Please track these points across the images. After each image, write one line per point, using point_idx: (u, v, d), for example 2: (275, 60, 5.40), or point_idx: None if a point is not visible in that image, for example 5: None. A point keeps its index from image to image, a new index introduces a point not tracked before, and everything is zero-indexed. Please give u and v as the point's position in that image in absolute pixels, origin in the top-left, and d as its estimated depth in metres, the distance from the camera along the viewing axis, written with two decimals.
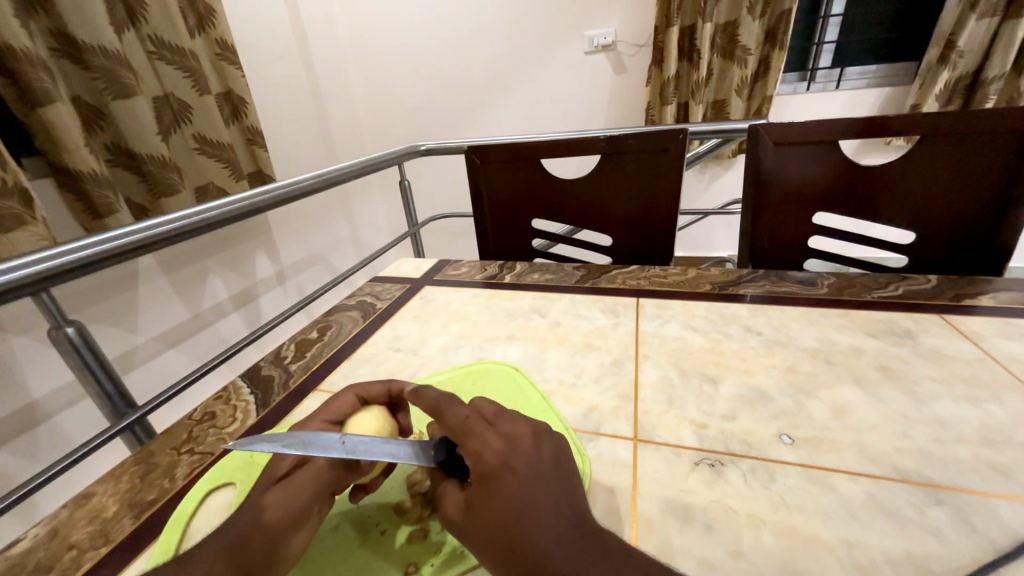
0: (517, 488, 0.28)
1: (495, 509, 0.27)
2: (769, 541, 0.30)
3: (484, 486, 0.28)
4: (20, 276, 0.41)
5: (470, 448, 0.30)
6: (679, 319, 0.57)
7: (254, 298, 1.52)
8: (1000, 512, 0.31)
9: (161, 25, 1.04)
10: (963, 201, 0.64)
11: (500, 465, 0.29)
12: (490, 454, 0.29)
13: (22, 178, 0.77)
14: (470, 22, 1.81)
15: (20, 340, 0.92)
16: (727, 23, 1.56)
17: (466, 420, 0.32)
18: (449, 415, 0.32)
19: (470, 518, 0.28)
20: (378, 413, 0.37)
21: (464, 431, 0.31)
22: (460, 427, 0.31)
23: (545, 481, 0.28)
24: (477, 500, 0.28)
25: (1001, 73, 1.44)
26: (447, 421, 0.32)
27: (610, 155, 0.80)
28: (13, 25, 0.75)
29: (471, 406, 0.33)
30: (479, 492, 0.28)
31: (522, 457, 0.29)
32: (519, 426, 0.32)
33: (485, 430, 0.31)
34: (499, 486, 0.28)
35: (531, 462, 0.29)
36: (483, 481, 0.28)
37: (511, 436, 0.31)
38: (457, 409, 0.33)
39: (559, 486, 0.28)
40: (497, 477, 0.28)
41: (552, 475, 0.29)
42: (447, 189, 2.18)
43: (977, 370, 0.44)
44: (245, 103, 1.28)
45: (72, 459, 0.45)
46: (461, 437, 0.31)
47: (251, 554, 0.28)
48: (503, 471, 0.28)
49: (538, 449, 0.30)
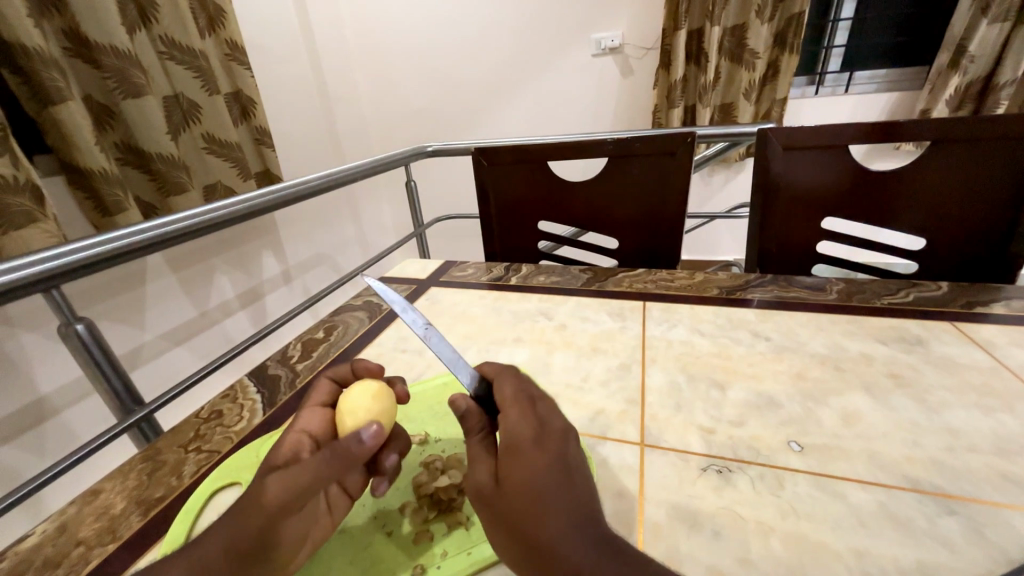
0: (541, 465, 0.28)
1: (516, 481, 0.27)
2: (779, 550, 0.30)
3: (510, 457, 0.28)
4: (27, 274, 0.41)
5: (508, 420, 0.30)
6: (687, 323, 0.57)
7: (260, 297, 1.52)
8: (1012, 522, 0.30)
9: (171, 25, 1.05)
10: (975, 207, 0.63)
11: (532, 443, 0.29)
12: (524, 429, 0.30)
13: (34, 176, 0.77)
14: (477, 24, 1.82)
15: (29, 336, 0.93)
16: (736, 26, 1.55)
17: (517, 394, 0.33)
18: (502, 387, 0.34)
19: (494, 486, 0.28)
20: (365, 384, 0.38)
21: (510, 404, 0.32)
22: (511, 396, 0.33)
23: (567, 470, 0.28)
24: (503, 471, 0.28)
25: (1012, 78, 1.43)
26: (501, 390, 0.33)
27: (617, 158, 0.80)
28: (27, 25, 0.76)
29: (523, 385, 0.34)
30: (504, 464, 0.28)
31: (550, 441, 0.29)
32: (555, 416, 0.32)
33: (526, 409, 0.32)
34: (525, 460, 0.28)
35: (557, 448, 0.29)
36: (510, 452, 0.28)
37: (545, 421, 0.31)
38: (512, 384, 0.34)
39: (578, 479, 0.28)
40: (523, 452, 0.28)
41: (575, 472, 0.29)
42: (453, 190, 2.19)
43: (988, 378, 0.43)
44: (254, 103, 1.29)
45: (79, 456, 0.45)
46: (503, 408, 0.32)
47: (249, 544, 0.28)
48: (530, 447, 0.29)
49: (566, 441, 0.30)
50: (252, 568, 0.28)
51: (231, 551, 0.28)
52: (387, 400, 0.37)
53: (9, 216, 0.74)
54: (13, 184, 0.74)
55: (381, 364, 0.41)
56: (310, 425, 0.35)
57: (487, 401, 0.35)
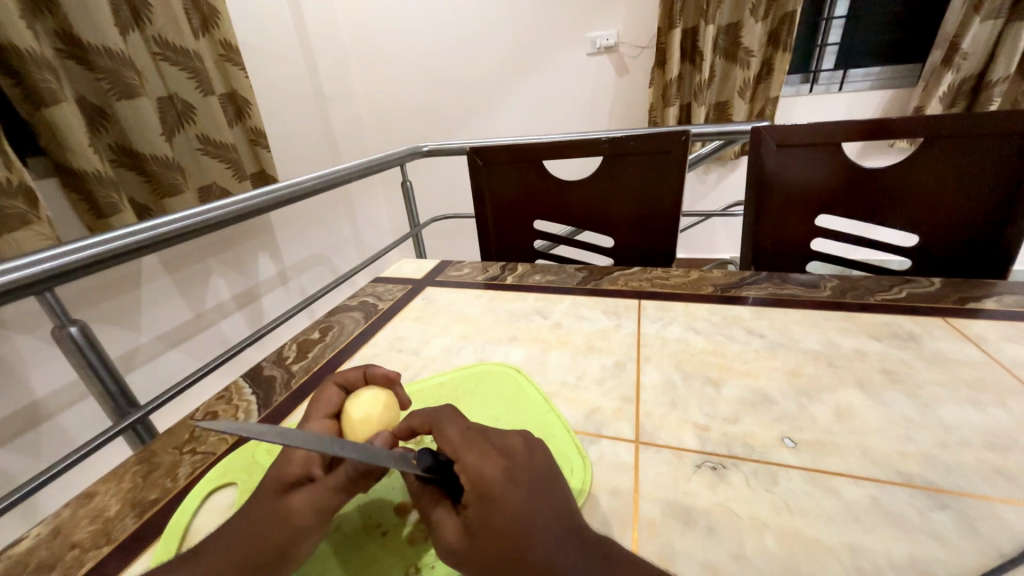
0: (519, 503, 0.27)
1: (494, 529, 0.26)
2: (772, 545, 0.30)
3: (483, 504, 0.27)
4: (18, 276, 0.41)
5: (469, 465, 0.29)
6: (682, 321, 0.57)
7: (256, 298, 1.52)
8: (1003, 516, 0.31)
9: (165, 25, 1.04)
10: (965, 204, 0.64)
11: (502, 481, 0.28)
12: (489, 469, 0.29)
13: (27, 178, 0.77)
14: (472, 24, 1.81)
15: (22, 339, 0.92)
16: (730, 24, 1.55)
17: (464, 434, 0.32)
18: (447, 436, 0.32)
19: (469, 540, 0.27)
20: (378, 395, 0.39)
21: (463, 446, 0.31)
22: (460, 441, 0.31)
23: (544, 494, 0.29)
24: (478, 520, 0.27)
25: (1005, 75, 1.44)
26: (444, 437, 0.32)
27: (612, 157, 0.80)
28: (18, 25, 0.75)
29: (465, 422, 0.33)
30: (476, 514, 0.27)
31: (521, 473, 0.29)
32: (512, 438, 0.32)
33: (483, 445, 0.31)
34: (500, 502, 0.27)
35: (529, 473, 0.29)
36: (481, 498, 0.28)
37: (507, 451, 0.31)
38: (456, 425, 0.32)
39: (555, 494, 0.29)
40: (497, 492, 0.28)
41: (553, 486, 0.30)
42: (449, 190, 2.19)
43: (979, 373, 0.44)
44: (249, 103, 1.29)
45: (74, 458, 0.45)
46: (458, 455, 0.30)
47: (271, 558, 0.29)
48: (502, 486, 0.28)
49: (532, 458, 0.31)
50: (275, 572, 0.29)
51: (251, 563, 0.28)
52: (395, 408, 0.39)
53: (2, 219, 0.74)
54: (5, 186, 0.74)
55: (399, 372, 0.41)
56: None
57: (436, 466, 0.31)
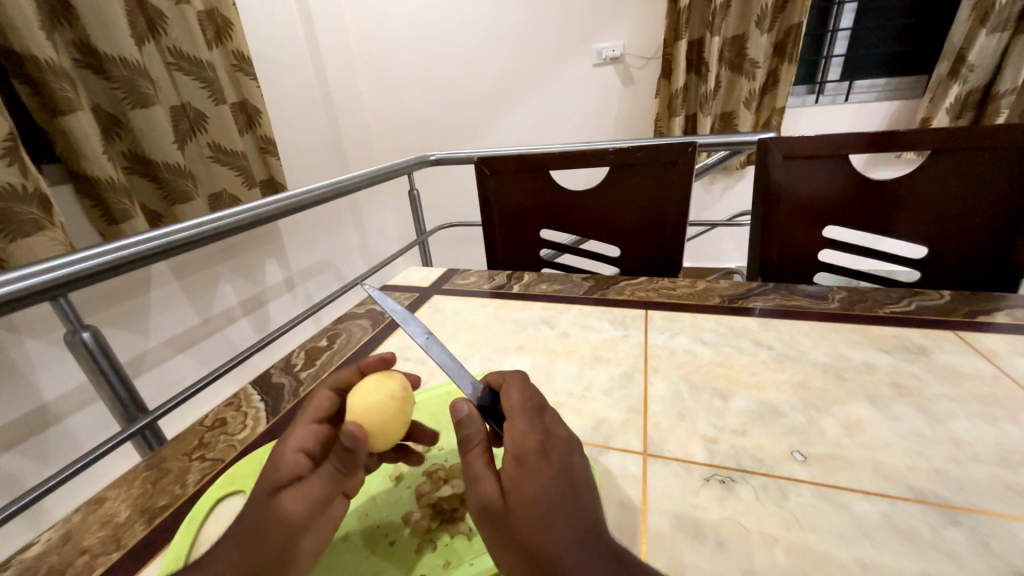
0: (549, 479, 0.27)
1: (523, 498, 0.27)
2: (782, 560, 0.30)
3: (519, 470, 0.28)
4: (36, 281, 0.42)
5: (515, 430, 0.29)
6: (689, 332, 0.57)
7: (263, 304, 1.53)
8: (1017, 533, 0.30)
9: (179, 36, 1.07)
10: (975, 216, 0.63)
11: (538, 453, 0.28)
12: (532, 441, 0.29)
13: (43, 184, 0.78)
14: (479, 36, 1.84)
15: (34, 343, 0.94)
16: (735, 36, 1.57)
17: (523, 402, 0.31)
18: (510, 397, 0.32)
19: (503, 499, 0.28)
20: (379, 384, 0.37)
21: (518, 411, 0.31)
22: (518, 406, 0.31)
23: (571, 481, 0.28)
24: (511, 484, 0.28)
25: (1012, 87, 1.44)
26: (507, 397, 0.32)
27: (619, 167, 0.80)
28: (38, 37, 0.78)
29: (529, 390, 0.33)
30: (511, 478, 0.28)
31: (556, 452, 0.29)
32: (559, 425, 0.31)
33: (532, 417, 0.30)
34: (532, 473, 0.27)
35: (564, 459, 0.29)
36: (516, 465, 0.28)
37: (550, 431, 0.30)
38: (519, 391, 0.32)
39: (584, 491, 0.28)
40: (531, 465, 0.28)
41: (580, 481, 0.28)
42: (455, 198, 2.20)
43: (991, 387, 0.43)
44: (260, 112, 1.31)
45: (82, 464, 0.45)
46: (508, 417, 0.31)
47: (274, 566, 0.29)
48: (538, 460, 0.28)
49: (573, 452, 0.30)
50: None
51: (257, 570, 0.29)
52: (388, 392, 0.36)
53: (16, 225, 0.75)
54: (20, 192, 0.75)
55: (393, 354, 0.41)
56: (303, 441, 0.33)
57: (491, 407, 0.34)
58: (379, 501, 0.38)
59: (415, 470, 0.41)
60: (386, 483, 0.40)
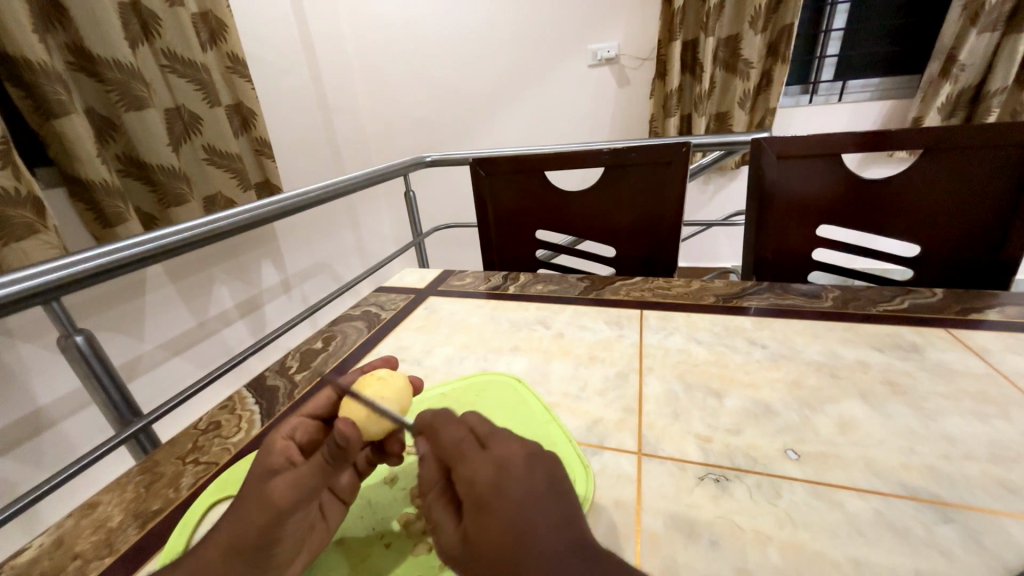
0: (511, 512, 0.26)
1: (487, 540, 0.26)
2: (776, 559, 0.30)
3: (476, 514, 0.27)
4: (39, 281, 0.42)
5: (461, 474, 0.29)
6: (684, 331, 0.57)
7: (259, 306, 1.52)
8: (1008, 529, 0.30)
9: (174, 39, 1.07)
10: (967, 213, 0.64)
11: (492, 489, 0.27)
12: (483, 479, 0.28)
13: (36, 188, 0.78)
14: (475, 38, 1.85)
15: (28, 347, 0.93)
16: (729, 37, 1.58)
17: (461, 440, 0.31)
18: (444, 439, 0.31)
19: (467, 546, 0.27)
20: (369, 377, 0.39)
21: (457, 452, 0.30)
22: (455, 445, 0.30)
23: (538, 506, 0.27)
24: (472, 530, 0.27)
25: (1003, 86, 1.45)
26: (442, 438, 0.31)
27: (614, 167, 0.80)
28: (30, 38, 0.77)
29: (466, 427, 0.32)
30: (471, 523, 0.27)
31: (512, 478, 0.28)
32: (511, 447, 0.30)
33: (478, 454, 0.29)
34: (490, 515, 0.26)
35: (524, 483, 0.28)
36: (474, 510, 0.27)
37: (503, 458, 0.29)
38: (453, 429, 0.31)
39: (551, 506, 0.27)
40: (489, 504, 0.27)
41: (546, 499, 0.27)
42: (451, 199, 2.21)
43: (982, 384, 0.44)
44: (255, 115, 1.30)
45: (73, 470, 0.44)
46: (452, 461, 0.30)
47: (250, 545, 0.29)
48: (492, 497, 0.27)
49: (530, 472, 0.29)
50: (251, 558, 0.29)
51: (232, 548, 0.29)
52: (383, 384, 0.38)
53: (10, 228, 0.75)
54: (14, 196, 0.74)
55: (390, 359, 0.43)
56: (293, 431, 0.34)
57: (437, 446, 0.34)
58: (375, 504, 0.38)
59: (410, 471, 0.41)
60: (382, 485, 0.40)
